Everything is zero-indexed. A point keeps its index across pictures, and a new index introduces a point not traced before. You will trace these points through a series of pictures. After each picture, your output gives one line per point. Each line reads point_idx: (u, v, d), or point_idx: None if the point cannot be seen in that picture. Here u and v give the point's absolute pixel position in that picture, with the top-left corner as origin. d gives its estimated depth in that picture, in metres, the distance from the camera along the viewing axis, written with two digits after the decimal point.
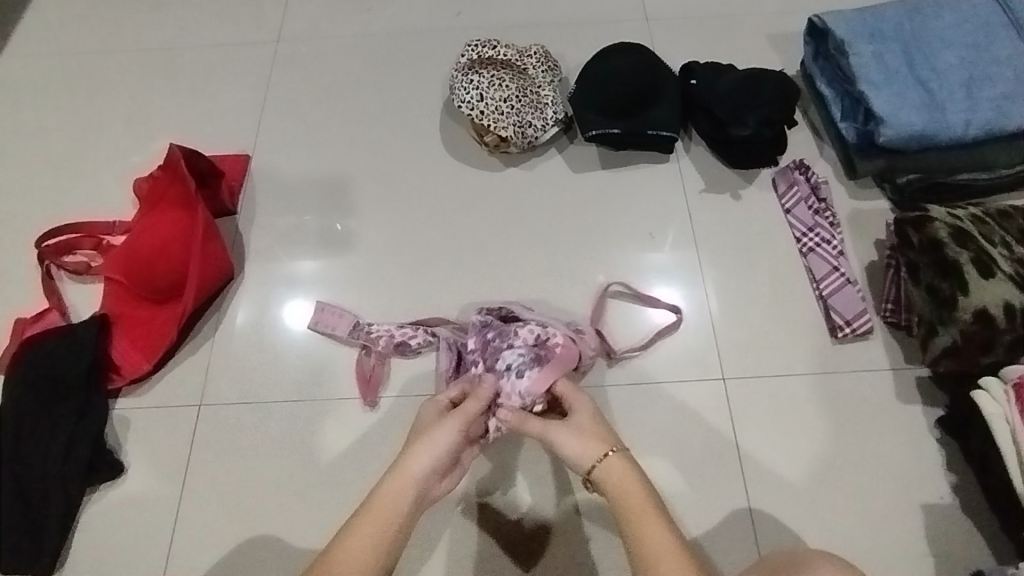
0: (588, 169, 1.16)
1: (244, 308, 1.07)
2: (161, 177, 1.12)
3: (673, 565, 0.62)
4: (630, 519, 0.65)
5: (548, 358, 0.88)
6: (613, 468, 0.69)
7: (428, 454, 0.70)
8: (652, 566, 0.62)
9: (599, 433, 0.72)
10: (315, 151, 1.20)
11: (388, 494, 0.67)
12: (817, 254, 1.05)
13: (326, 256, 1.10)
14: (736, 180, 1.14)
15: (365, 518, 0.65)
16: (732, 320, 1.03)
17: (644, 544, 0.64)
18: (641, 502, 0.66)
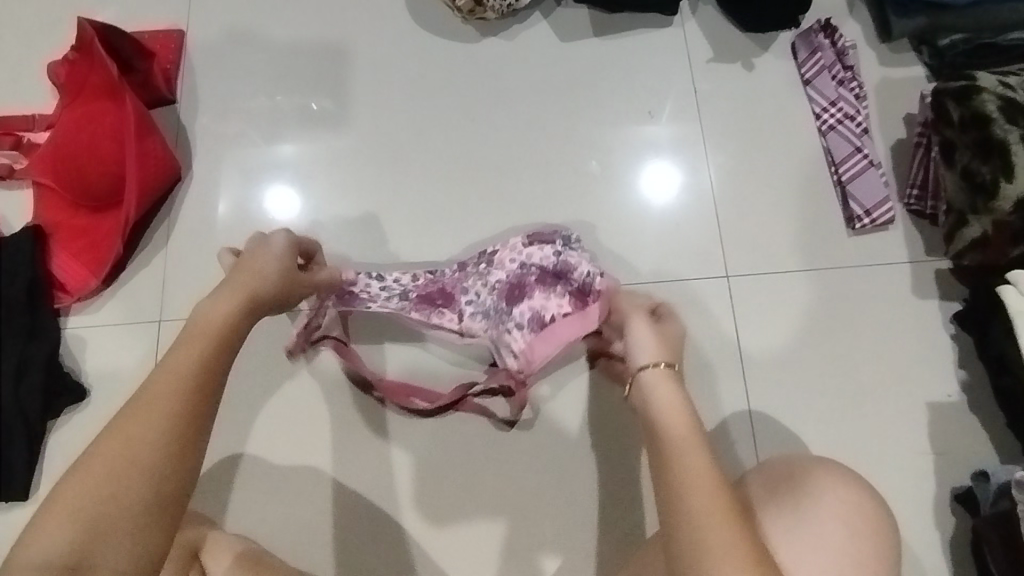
0: (579, 37, 0.99)
1: (225, 199, 0.96)
2: (77, 60, 0.95)
3: (698, 479, 0.53)
4: (659, 421, 0.58)
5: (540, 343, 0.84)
6: (658, 383, 0.61)
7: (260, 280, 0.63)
8: (669, 463, 0.55)
9: (662, 346, 0.63)
10: (259, 25, 1.02)
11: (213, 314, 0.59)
12: (839, 132, 0.93)
13: (290, 152, 0.98)
14: (751, 46, 0.98)
15: (183, 342, 0.56)
16: (740, 212, 0.93)
17: (666, 443, 0.56)
18: (677, 408, 0.58)
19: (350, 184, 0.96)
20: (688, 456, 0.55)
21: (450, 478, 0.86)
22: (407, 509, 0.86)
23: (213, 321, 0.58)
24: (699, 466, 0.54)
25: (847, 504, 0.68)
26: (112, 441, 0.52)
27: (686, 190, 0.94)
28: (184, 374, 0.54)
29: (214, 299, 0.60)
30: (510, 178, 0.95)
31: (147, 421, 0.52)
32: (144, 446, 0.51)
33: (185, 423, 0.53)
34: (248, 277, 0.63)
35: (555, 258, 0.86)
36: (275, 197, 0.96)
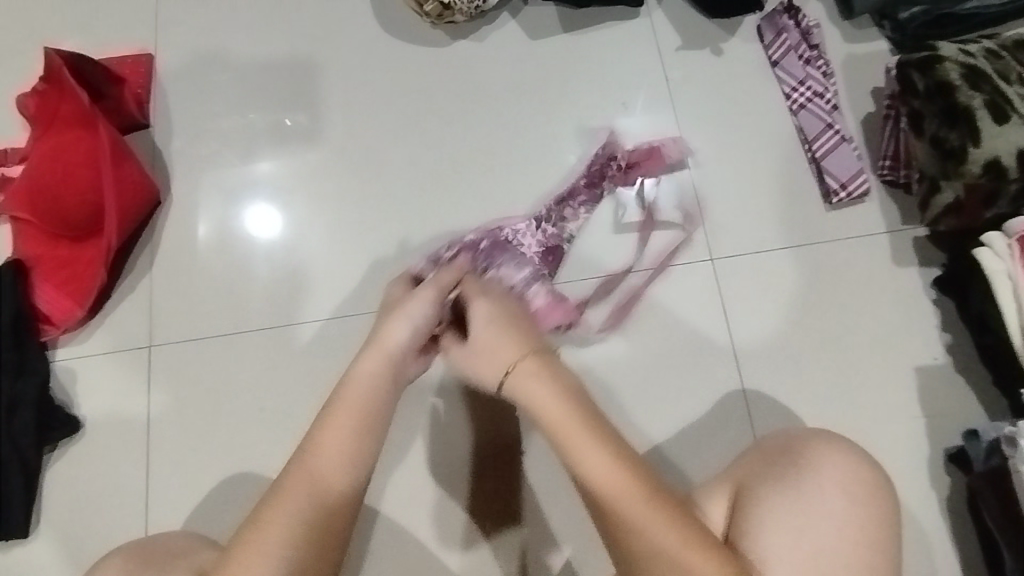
0: (548, 33, 1.00)
1: (205, 220, 0.96)
2: (46, 91, 0.94)
3: (626, 499, 0.57)
4: (555, 432, 0.60)
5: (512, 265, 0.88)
6: (520, 384, 0.63)
7: (405, 324, 0.66)
8: (594, 493, 0.59)
9: (507, 347, 0.64)
10: (228, 44, 1.02)
11: (364, 375, 0.63)
12: (809, 110, 0.94)
13: (268, 167, 0.97)
14: (717, 32, 1.00)
15: (326, 434, 0.61)
16: (718, 195, 0.94)
17: (573, 461, 0.59)
18: (532, 369, 0.63)
19: (332, 195, 0.96)
20: (549, 407, 0.61)
21: (453, 479, 0.87)
22: (412, 514, 0.86)
23: (375, 399, 0.63)
24: (614, 488, 0.58)
25: (843, 478, 0.69)
26: (266, 521, 0.57)
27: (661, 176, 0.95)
28: (299, 519, 0.57)
29: (367, 359, 0.64)
30: (491, 178, 0.96)
31: (297, 500, 0.58)
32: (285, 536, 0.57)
33: (328, 511, 0.59)
34: (385, 342, 0.65)
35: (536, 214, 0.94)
36: (257, 217, 0.96)
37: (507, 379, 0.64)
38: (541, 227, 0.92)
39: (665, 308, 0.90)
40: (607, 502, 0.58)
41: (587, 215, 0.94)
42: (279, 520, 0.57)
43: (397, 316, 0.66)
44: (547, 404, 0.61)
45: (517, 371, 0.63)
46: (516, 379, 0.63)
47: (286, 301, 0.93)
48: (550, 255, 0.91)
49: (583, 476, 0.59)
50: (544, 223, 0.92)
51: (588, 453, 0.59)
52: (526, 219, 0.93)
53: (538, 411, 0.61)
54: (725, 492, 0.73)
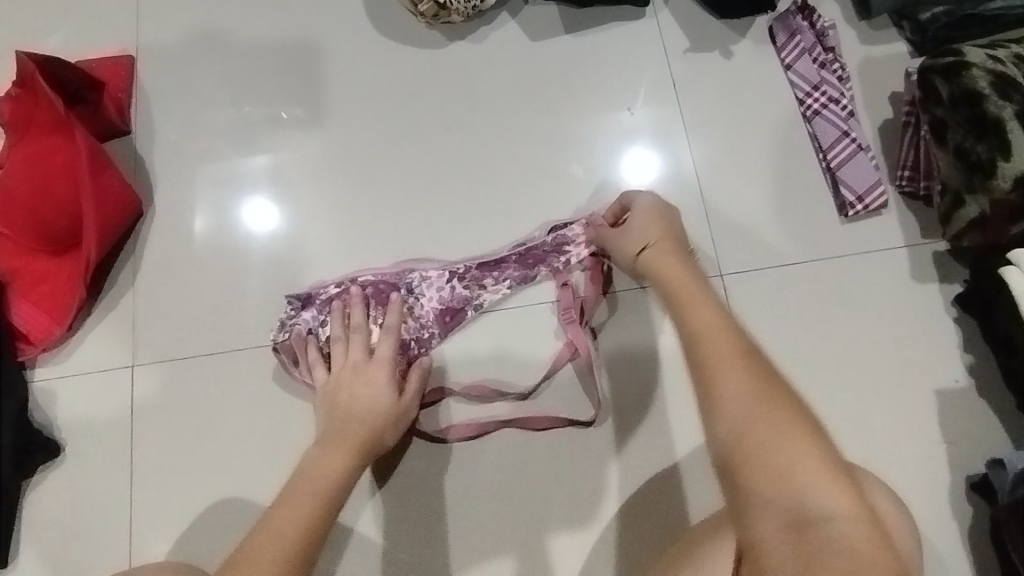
0: (550, 35, 0.95)
1: (203, 212, 0.92)
2: (20, 95, 0.89)
3: (716, 333, 0.56)
4: (669, 290, 0.63)
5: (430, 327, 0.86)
6: (656, 259, 0.67)
7: (369, 388, 0.76)
8: (691, 335, 0.57)
9: (653, 226, 0.71)
10: (212, 44, 0.96)
11: (327, 465, 0.68)
12: (824, 117, 0.90)
13: (262, 166, 0.93)
14: (727, 34, 0.95)
15: (283, 505, 0.62)
16: (729, 207, 0.90)
17: (681, 310, 0.60)
18: (676, 278, 0.64)
19: (321, 206, 0.91)
20: (698, 314, 0.59)
21: (450, 507, 0.82)
22: (405, 545, 0.81)
23: (376, 403, 0.75)
24: (737, 376, 0.53)
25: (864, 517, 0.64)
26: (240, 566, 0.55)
27: (667, 181, 0.91)
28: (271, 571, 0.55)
29: (327, 453, 0.69)
30: (489, 189, 0.91)
31: (286, 522, 0.60)
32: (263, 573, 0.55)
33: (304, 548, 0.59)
34: (357, 396, 0.75)
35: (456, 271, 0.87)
36: (256, 213, 0.92)
37: (645, 251, 0.69)
38: (451, 282, 0.87)
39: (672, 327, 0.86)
40: (724, 433, 0.52)
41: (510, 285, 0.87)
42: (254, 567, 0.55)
43: (356, 376, 0.77)
44: (680, 285, 0.63)
45: (656, 244, 0.69)
46: (651, 254, 0.68)
47: (274, 319, 0.88)
48: (449, 316, 0.86)
49: (699, 360, 0.55)
50: (455, 279, 0.87)
51: (702, 323, 0.58)
52: (441, 268, 0.87)
53: (664, 284, 0.64)
54: None
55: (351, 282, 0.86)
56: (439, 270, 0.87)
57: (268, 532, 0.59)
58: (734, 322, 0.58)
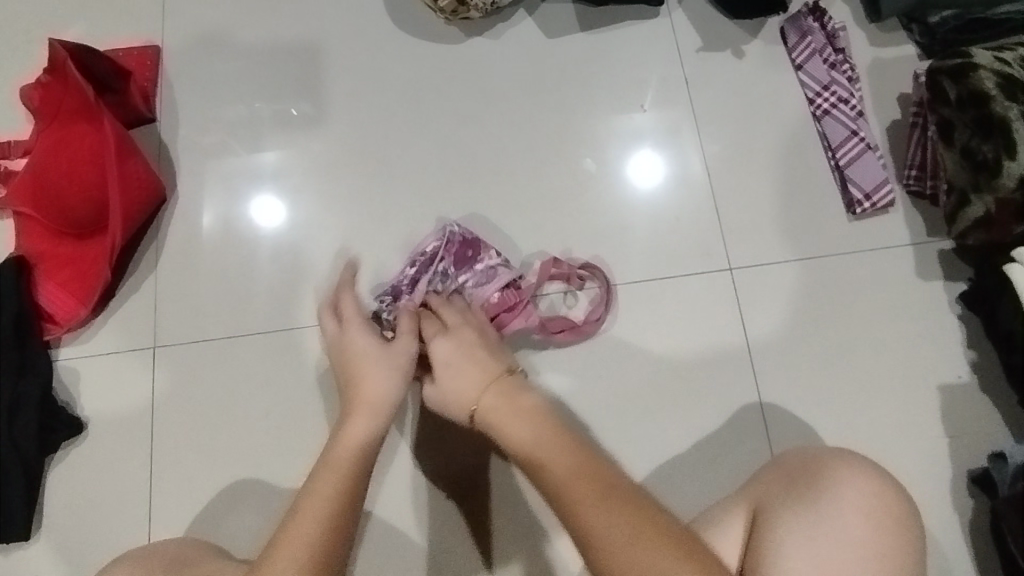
0: (565, 33, 0.97)
1: (211, 209, 0.94)
2: (51, 83, 0.92)
3: (585, 484, 0.58)
4: (525, 457, 0.62)
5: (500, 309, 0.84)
6: (496, 412, 0.66)
7: (379, 369, 0.69)
8: (564, 495, 0.59)
9: (476, 372, 0.69)
10: (235, 36, 0.99)
11: (348, 437, 0.65)
12: (834, 116, 0.91)
13: (277, 158, 0.95)
14: (739, 34, 0.97)
15: (319, 473, 0.63)
16: (739, 202, 0.92)
17: (543, 469, 0.61)
18: (509, 403, 0.66)
19: (340, 195, 0.94)
20: (559, 464, 0.60)
21: (460, 490, 0.85)
22: (417, 525, 0.84)
23: (387, 391, 0.68)
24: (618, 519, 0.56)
25: (863, 510, 0.66)
26: (281, 546, 0.58)
27: (675, 177, 0.93)
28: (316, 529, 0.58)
29: (351, 420, 0.67)
30: (504, 181, 0.93)
31: (317, 510, 0.59)
32: (299, 555, 0.57)
33: (342, 504, 0.60)
34: (364, 398, 0.68)
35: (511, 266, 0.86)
36: (261, 206, 0.94)
37: (473, 417, 0.68)
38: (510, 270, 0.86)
39: (679, 320, 0.88)
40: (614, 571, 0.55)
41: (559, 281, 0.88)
42: (302, 531, 0.58)
43: (372, 364, 0.70)
44: (515, 433, 0.64)
45: (482, 405, 0.67)
46: (483, 413, 0.67)
47: (291, 304, 0.91)
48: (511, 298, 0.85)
49: (576, 517, 0.57)
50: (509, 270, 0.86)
51: (563, 473, 0.60)
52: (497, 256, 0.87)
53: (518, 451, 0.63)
54: (742, 512, 0.71)
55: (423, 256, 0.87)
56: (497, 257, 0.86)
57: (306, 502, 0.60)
58: (591, 458, 0.61)
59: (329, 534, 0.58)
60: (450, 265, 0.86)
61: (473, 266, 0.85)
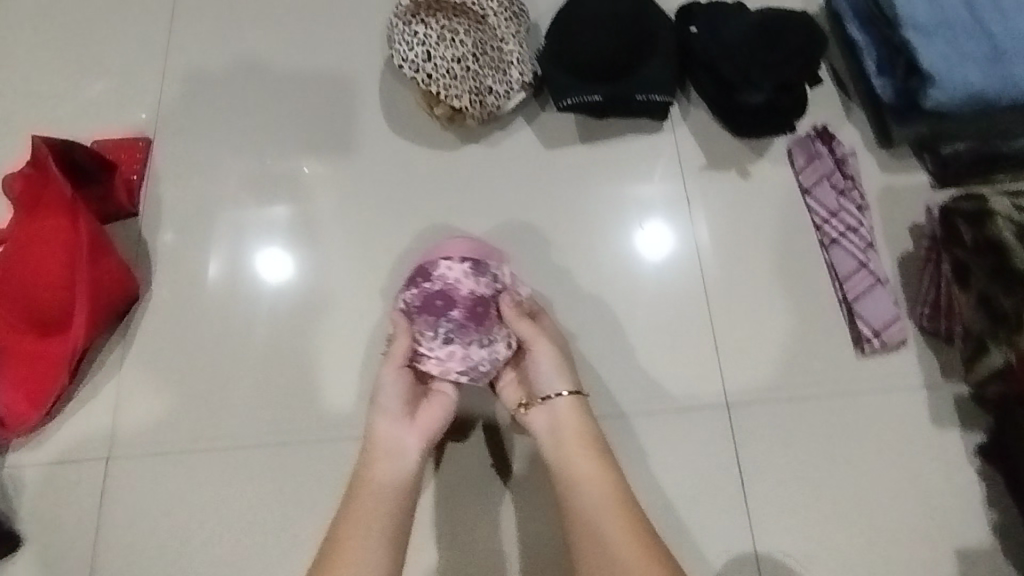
0: (566, 143, 0.94)
1: (217, 261, 0.91)
2: (32, 174, 0.87)
3: (603, 506, 0.65)
4: (561, 445, 0.69)
5: (481, 323, 0.74)
6: (559, 410, 0.71)
7: (392, 418, 0.70)
8: (567, 477, 0.67)
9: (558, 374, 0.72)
10: (227, 127, 0.96)
11: (379, 475, 0.67)
12: (841, 245, 0.86)
13: (285, 211, 0.92)
14: (744, 153, 0.93)
15: (348, 518, 0.64)
16: (740, 330, 0.86)
17: (566, 473, 0.68)
18: (574, 435, 0.69)
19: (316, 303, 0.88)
20: (591, 491, 0.65)
21: None
22: None
23: (407, 442, 0.69)
24: (603, 501, 0.65)
25: None
26: (348, 517, 0.64)
27: (674, 301, 0.87)
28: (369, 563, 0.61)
29: (372, 463, 0.68)
30: None
31: (365, 527, 0.63)
32: (356, 557, 0.62)
33: (398, 514, 0.65)
34: (386, 446, 0.68)
35: (490, 287, 0.75)
36: (267, 254, 0.90)
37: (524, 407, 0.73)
38: (473, 275, 0.75)
39: (672, 458, 0.82)
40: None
41: (507, 271, 0.78)
42: (389, 522, 0.64)
43: (386, 413, 0.70)
44: (569, 435, 0.69)
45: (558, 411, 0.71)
46: (550, 406, 0.71)
47: (256, 417, 0.85)
48: (481, 306, 0.74)
49: (580, 534, 0.64)
50: (476, 273, 0.75)
51: (591, 473, 0.67)
52: (462, 264, 0.76)
53: (554, 446, 0.69)
54: None
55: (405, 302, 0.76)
56: (468, 268, 0.76)
57: (352, 523, 0.64)
58: (620, 475, 0.67)
59: (390, 550, 0.63)
60: (427, 283, 0.76)
61: (436, 280, 0.75)
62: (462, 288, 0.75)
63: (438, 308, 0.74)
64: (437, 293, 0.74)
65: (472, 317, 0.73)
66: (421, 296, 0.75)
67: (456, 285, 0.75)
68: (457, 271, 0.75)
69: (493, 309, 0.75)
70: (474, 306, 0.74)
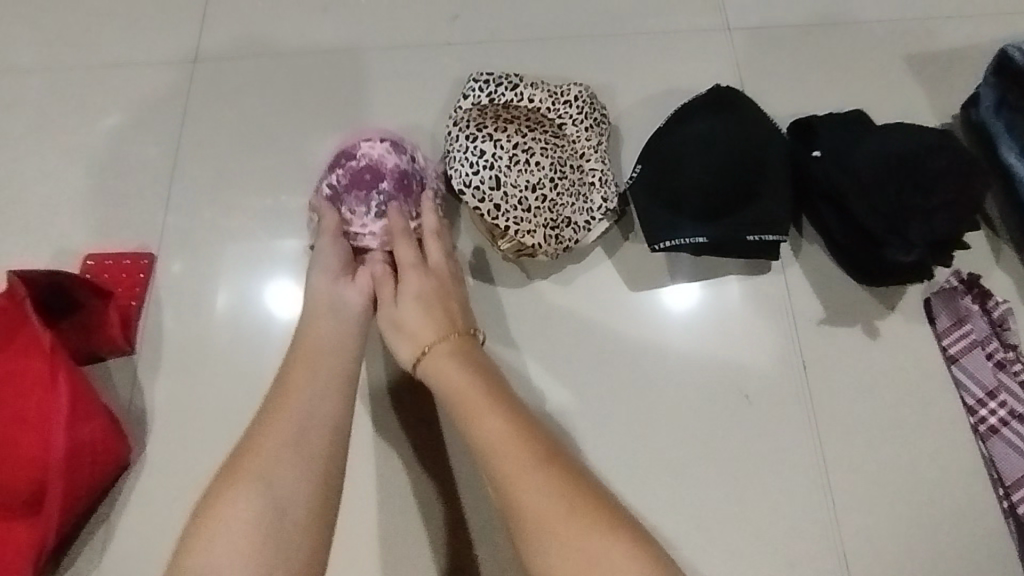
0: (654, 284, 0.78)
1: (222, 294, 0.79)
2: (5, 308, 0.70)
3: (515, 449, 0.52)
4: (456, 406, 0.57)
5: (410, 190, 0.75)
6: (438, 359, 0.61)
7: (302, 403, 0.59)
8: (484, 455, 0.53)
9: (428, 321, 0.63)
10: (248, 245, 0.81)
11: (263, 440, 0.57)
12: (1003, 436, 0.72)
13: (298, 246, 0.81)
14: (871, 305, 0.77)
15: (230, 477, 0.55)
16: (869, 538, 0.70)
17: (470, 422, 0.55)
18: (462, 388, 0.58)
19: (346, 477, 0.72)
20: (490, 430, 0.54)
21: None
22: None
23: (318, 401, 0.60)
24: (508, 447, 0.52)
25: None
26: (234, 479, 0.54)
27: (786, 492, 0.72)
28: (248, 533, 0.52)
29: (268, 430, 0.57)
30: None
31: (251, 501, 0.53)
32: (233, 530, 0.52)
33: (318, 511, 0.55)
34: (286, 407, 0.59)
35: (410, 164, 0.76)
36: (290, 301, 0.79)
37: (422, 358, 0.62)
38: (398, 151, 0.76)
39: None
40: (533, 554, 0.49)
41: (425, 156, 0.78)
42: (309, 440, 0.57)
43: (291, 398, 0.60)
44: (466, 387, 0.58)
45: (433, 350, 0.62)
46: (430, 359, 0.61)
47: None
48: (403, 191, 0.74)
49: (509, 486, 0.51)
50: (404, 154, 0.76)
51: (493, 440, 0.53)
52: (381, 142, 0.77)
53: (447, 397, 0.58)
54: None
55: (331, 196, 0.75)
56: (388, 147, 0.76)
57: (213, 540, 0.51)
58: (523, 411, 0.56)
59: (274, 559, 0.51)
60: (349, 188, 0.75)
61: (371, 189, 0.74)
62: (393, 164, 0.75)
63: (368, 182, 0.74)
64: (359, 209, 0.74)
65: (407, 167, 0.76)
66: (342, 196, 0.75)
67: (392, 167, 0.75)
68: (391, 177, 0.74)
69: (422, 185, 0.76)
70: (396, 175, 0.75)
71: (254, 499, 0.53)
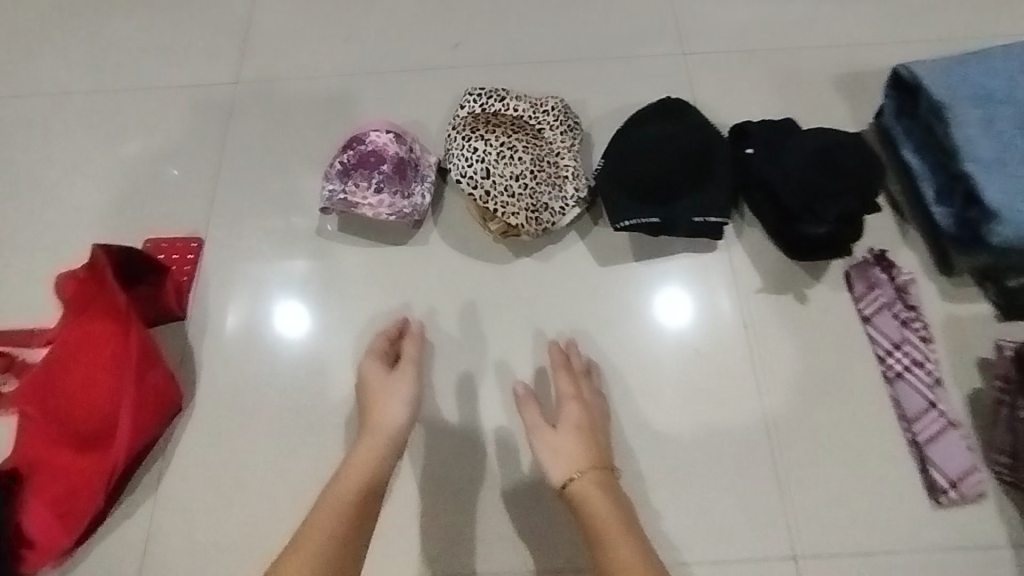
0: (620, 261, 0.93)
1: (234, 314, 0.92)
2: (86, 278, 0.86)
3: (616, 536, 0.67)
4: (594, 531, 0.68)
5: (405, 174, 0.91)
6: (561, 453, 0.73)
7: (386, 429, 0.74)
8: (579, 497, 0.70)
9: (570, 456, 0.73)
10: (280, 231, 0.97)
11: (360, 461, 0.72)
12: (908, 381, 0.85)
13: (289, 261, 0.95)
14: (802, 278, 0.92)
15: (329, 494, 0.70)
16: (802, 468, 0.83)
17: (579, 488, 0.71)
18: (587, 459, 0.72)
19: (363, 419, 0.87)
20: (580, 487, 0.70)
21: None
22: None
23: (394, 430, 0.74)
24: (606, 515, 0.68)
25: None
26: (328, 505, 0.68)
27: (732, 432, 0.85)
28: (333, 545, 0.65)
29: (363, 447, 0.73)
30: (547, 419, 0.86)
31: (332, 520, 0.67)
32: (321, 544, 0.65)
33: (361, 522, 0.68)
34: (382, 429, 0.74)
35: (404, 153, 0.92)
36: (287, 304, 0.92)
37: (568, 487, 0.71)
38: (399, 142, 0.92)
39: None
40: None
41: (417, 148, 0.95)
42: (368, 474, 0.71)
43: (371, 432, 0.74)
44: (581, 478, 0.71)
45: (583, 477, 0.71)
46: (575, 488, 0.71)
47: None
48: (399, 172, 0.91)
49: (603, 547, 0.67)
50: (403, 143, 0.92)
51: (584, 492, 0.70)
52: (383, 133, 0.92)
53: (573, 497, 0.71)
54: None
55: (338, 170, 0.91)
56: (388, 135, 0.92)
57: (308, 531, 0.66)
58: (615, 485, 0.71)
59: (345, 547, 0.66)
60: (355, 168, 0.91)
61: (374, 171, 0.90)
62: (393, 151, 0.91)
63: (371, 163, 0.90)
64: (364, 186, 0.90)
65: (403, 159, 0.92)
66: (348, 174, 0.91)
67: (394, 155, 0.91)
68: (393, 164, 0.91)
69: (415, 169, 0.93)
70: (394, 160, 0.91)
71: (335, 531, 0.66)
